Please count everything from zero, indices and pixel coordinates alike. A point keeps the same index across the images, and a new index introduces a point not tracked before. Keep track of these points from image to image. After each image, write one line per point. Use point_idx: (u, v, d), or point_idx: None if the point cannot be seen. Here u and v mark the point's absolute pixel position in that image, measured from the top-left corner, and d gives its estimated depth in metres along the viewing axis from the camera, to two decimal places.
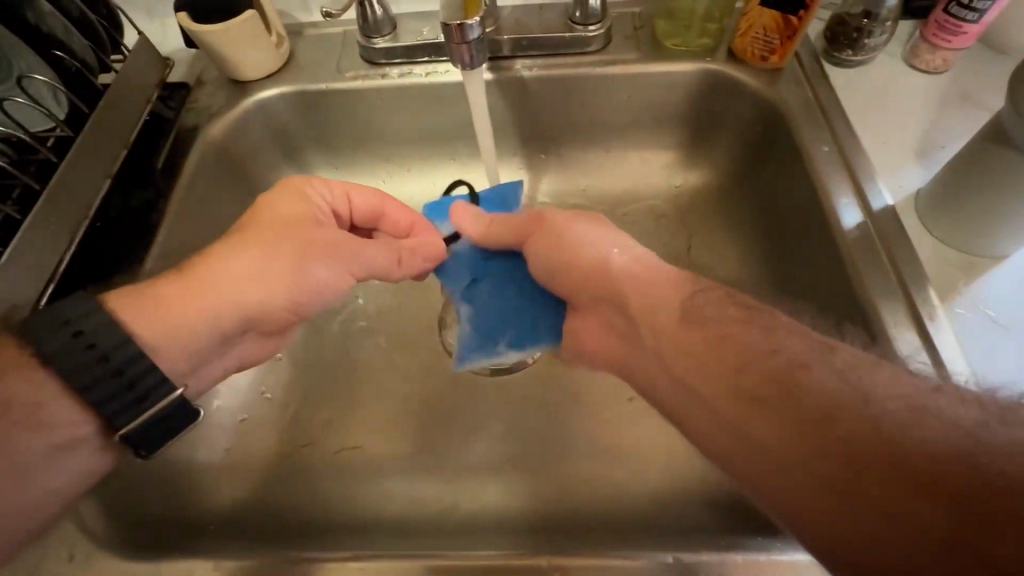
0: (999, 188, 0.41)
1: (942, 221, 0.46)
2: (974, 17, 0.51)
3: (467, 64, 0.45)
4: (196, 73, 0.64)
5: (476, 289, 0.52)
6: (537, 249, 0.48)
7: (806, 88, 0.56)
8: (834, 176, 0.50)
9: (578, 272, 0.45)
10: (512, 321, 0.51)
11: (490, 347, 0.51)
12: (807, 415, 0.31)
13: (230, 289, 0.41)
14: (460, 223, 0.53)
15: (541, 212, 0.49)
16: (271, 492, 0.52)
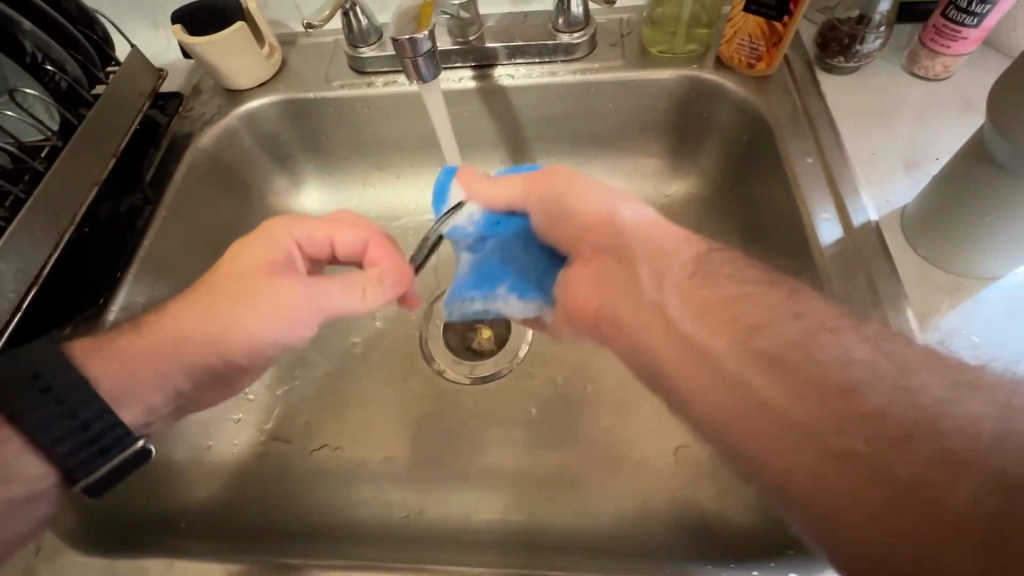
0: (983, 206, 0.39)
1: (926, 240, 0.43)
2: (974, 22, 0.48)
3: (419, 77, 0.47)
4: (192, 81, 0.66)
5: (484, 246, 0.51)
6: (545, 203, 0.47)
7: (795, 96, 0.54)
8: (816, 189, 0.48)
9: (578, 222, 0.44)
10: (513, 270, 0.50)
11: (490, 290, 0.50)
12: (828, 387, 0.30)
13: (170, 349, 0.43)
14: (466, 180, 0.51)
15: (553, 168, 0.47)
16: (244, 493, 0.54)
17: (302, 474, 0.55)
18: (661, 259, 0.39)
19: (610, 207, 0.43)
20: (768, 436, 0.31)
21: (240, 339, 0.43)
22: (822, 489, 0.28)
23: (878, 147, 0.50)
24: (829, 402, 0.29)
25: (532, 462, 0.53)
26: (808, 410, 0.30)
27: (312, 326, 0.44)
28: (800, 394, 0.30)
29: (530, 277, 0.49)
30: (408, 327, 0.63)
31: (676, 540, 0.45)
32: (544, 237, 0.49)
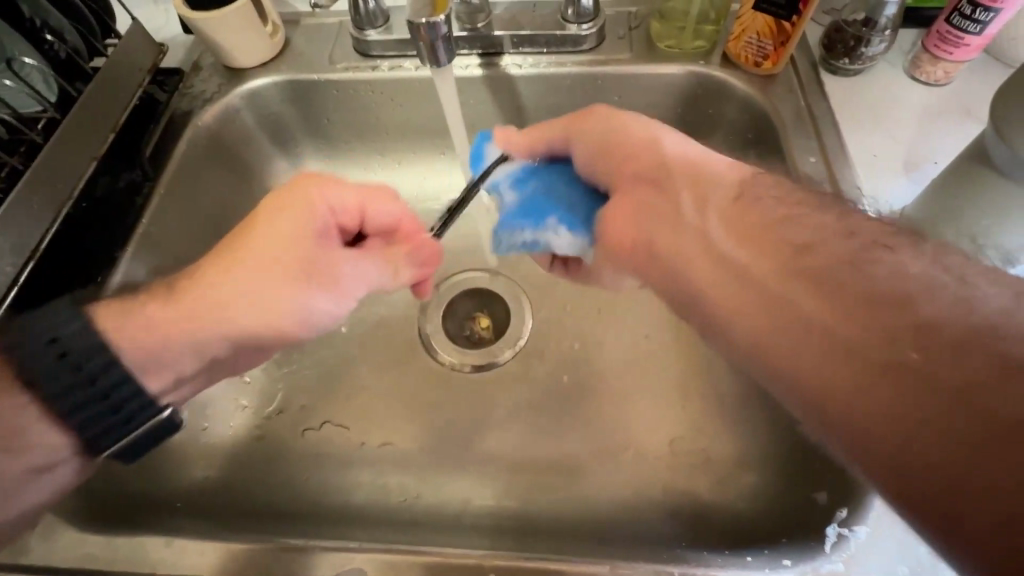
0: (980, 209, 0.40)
1: None
2: (977, 30, 0.48)
3: (434, 60, 0.46)
4: (192, 58, 0.65)
5: (525, 183, 0.50)
6: (586, 136, 0.45)
7: (799, 96, 0.55)
8: (818, 187, 0.49)
9: (625, 152, 0.42)
10: (558, 202, 0.48)
11: (539, 223, 0.48)
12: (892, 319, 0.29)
13: (226, 309, 0.42)
14: (507, 134, 0.51)
15: (594, 106, 0.45)
16: (241, 474, 0.54)
17: (300, 456, 0.55)
18: (703, 183, 0.39)
19: (651, 134, 0.42)
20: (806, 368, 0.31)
21: (288, 308, 0.43)
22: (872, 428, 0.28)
23: (880, 148, 0.51)
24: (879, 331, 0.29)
25: (531, 450, 0.54)
26: (859, 330, 0.30)
27: (353, 299, 0.46)
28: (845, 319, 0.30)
29: (578, 207, 0.47)
30: (408, 313, 0.63)
31: (671, 526, 0.46)
32: (586, 175, 0.47)
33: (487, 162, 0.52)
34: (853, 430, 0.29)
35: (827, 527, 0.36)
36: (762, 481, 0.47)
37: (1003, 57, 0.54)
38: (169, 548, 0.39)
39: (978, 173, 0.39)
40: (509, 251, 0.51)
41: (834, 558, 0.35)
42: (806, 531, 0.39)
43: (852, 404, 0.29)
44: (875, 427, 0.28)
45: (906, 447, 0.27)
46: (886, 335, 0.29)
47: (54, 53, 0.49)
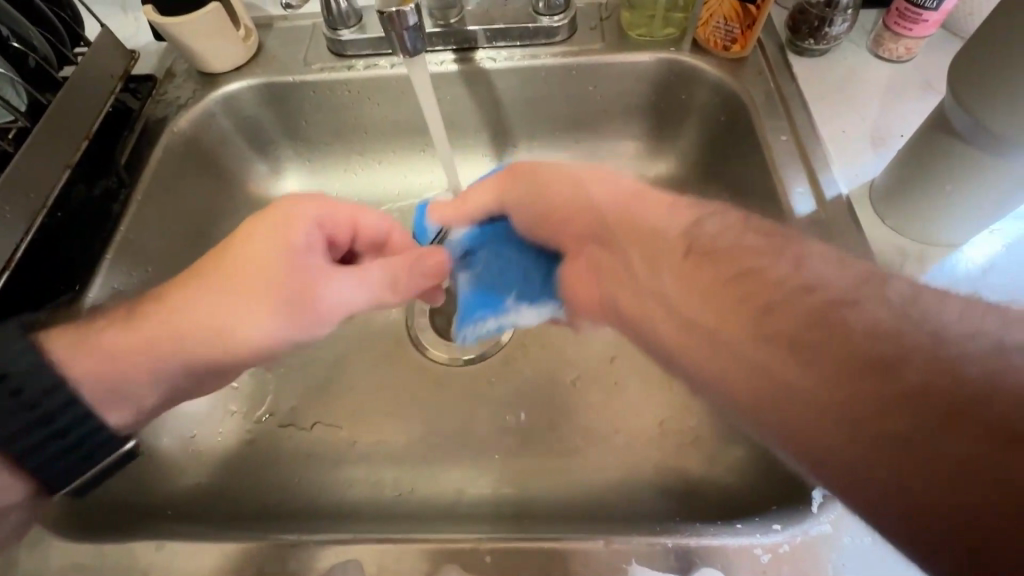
0: (945, 176, 0.41)
1: (895, 211, 0.45)
2: (934, 4, 0.50)
3: (406, 50, 0.47)
4: (166, 65, 0.64)
5: (474, 260, 0.49)
6: (517, 201, 0.46)
7: (768, 78, 0.56)
8: (790, 165, 0.50)
9: (558, 213, 0.45)
10: (516, 278, 0.48)
11: (495, 306, 0.48)
12: (863, 359, 0.28)
13: (194, 334, 0.41)
14: (442, 211, 0.50)
15: (519, 164, 0.47)
16: (232, 480, 0.53)
17: (291, 458, 0.55)
18: (653, 241, 0.40)
19: (574, 184, 0.44)
20: (789, 413, 0.30)
21: (246, 337, 0.42)
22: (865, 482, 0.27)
23: (850, 124, 0.53)
24: (864, 372, 0.28)
25: (524, 439, 0.54)
26: (819, 383, 0.29)
27: (336, 318, 0.44)
28: (827, 373, 0.29)
29: (528, 280, 0.48)
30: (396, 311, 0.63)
31: (665, 505, 0.47)
32: (527, 235, 0.48)
33: (431, 236, 0.53)
34: (852, 466, 0.27)
35: (813, 491, 0.37)
36: (750, 453, 0.48)
37: (962, 32, 0.56)
38: (161, 552, 0.39)
39: (940, 142, 0.40)
40: (478, 335, 0.50)
41: (822, 519, 0.35)
42: (793, 497, 0.40)
43: (846, 436, 0.28)
44: (874, 473, 0.26)
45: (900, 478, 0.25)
46: (874, 395, 0.27)
47: (24, 61, 0.49)
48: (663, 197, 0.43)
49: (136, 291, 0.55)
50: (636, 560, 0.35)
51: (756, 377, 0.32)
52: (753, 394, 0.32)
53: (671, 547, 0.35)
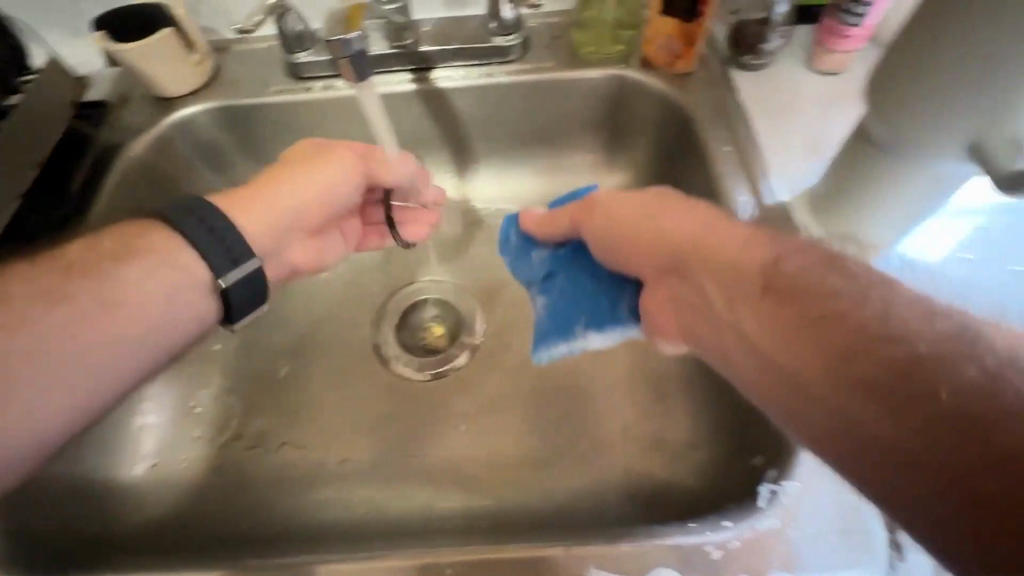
0: (866, 185, 0.44)
1: (828, 216, 0.49)
2: (858, 21, 0.54)
3: (354, 75, 0.47)
4: (119, 90, 0.64)
5: (552, 285, 0.48)
6: (615, 216, 0.42)
7: (712, 92, 0.59)
8: (734, 175, 0.53)
9: (645, 241, 0.40)
10: (587, 304, 0.46)
11: (567, 334, 0.46)
12: (855, 339, 0.28)
13: (262, 202, 0.49)
14: (529, 224, 0.50)
15: (595, 196, 0.45)
16: (197, 509, 0.52)
17: (257, 482, 0.54)
18: (665, 237, 0.39)
19: (680, 221, 0.39)
20: (790, 392, 0.31)
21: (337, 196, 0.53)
22: (867, 447, 0.27)
23: (789, 134, 0.55)
24: (855, 354, 0.28)
25: (492, 451, 0.55)
26: (815, 357, 0.29)
27: (349, 177, 0.53)
28: (825, 353, 0.29)
29: (601, 308, 0.46)
30: (362, 329, 0.63)
31: (629, 509, 0.48)
32: (609, 266, 0.45)
33: (523, 253, 0.50)
34: (851, 434, 0.27)
35: (760, 486, 0.39)
36: (709, 454, 0.49)
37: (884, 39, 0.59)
38: None
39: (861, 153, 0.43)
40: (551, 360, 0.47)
41: (768, 514, 0.37)
42: (744, 494, 0.41)
43: (841, 406, 0.28)
44: (870, 435, 0.26)
45: (893, 439, 0.26)
46: (865, 368, 0.27)
47: None
48: (658, 193, 0.41)
49: None
50: (594, 564, 0.36)
51: (761, 366, 0.32)
52: (759, 377, 0.33)
53: (628, 550, 0.36)
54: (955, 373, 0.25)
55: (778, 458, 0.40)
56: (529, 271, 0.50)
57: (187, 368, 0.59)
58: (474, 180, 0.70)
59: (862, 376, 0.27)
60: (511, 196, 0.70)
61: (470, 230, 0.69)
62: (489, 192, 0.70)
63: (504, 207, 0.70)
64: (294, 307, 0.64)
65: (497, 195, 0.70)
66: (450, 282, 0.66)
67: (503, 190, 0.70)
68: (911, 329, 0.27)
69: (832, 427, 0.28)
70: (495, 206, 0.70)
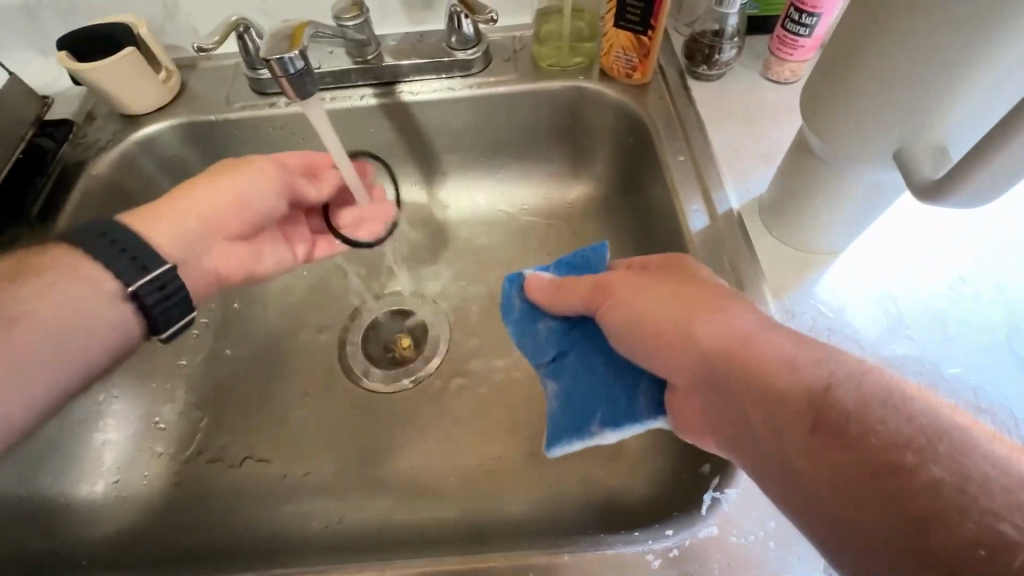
0: (810, 191, 0.44)
1: (778, 223, 0.49)
2: (807, 32, 0.54)
3: (294, 93, 0.48)
4: (85, 108, 0.64)
5: (562, 366, 0.44)
6: (619, 304, 0.39)
7: (668, 102, 0.60)
8: (688, 185, 0.54)
9: (652, 322, 0.37)
10: (602, 394, 0.42)
11: (583, 429, 0.41)
12: (831, 423, 0.27)
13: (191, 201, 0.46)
14: (534, 294, 0.46)
15: (607, 277, 0.41)
16: (156, 525, 0.52)
17: (217, 498, 0.54)
18: (677, 310, 0.36)
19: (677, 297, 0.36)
20: (763, 463, 0.30)
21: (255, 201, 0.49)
22: (825, 532, 0.27)
23: (743, 143, 0.56)
24: (828, 441, 0.27)
25: (453, 462, 0.55)
26: (789, 439, 0.29)
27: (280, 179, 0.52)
28: (798, 434, 0.28)
29: (616, 399, 0.41)
30: (328, 342, 0.63)
31: (585, 518, 0.48)
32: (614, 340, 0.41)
33: (520, 319, 0.47)
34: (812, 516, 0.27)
35: (705, 495, 0.39)
36: (666, 462, 0.49)
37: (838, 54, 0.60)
38: None
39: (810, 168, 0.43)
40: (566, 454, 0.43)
41: (709, 522, 0.37)
42: (692, 502, 0.42)
43: (808, 491, 0.27)
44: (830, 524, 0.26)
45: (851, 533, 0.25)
46: (834, 456, 0.27)
47: None
48: (688, 268, 0.39)
49: None
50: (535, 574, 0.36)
51: (739, 437, 0.32)
52: (736, 445, 0.32)
53: (570, 560, 0.36)
54: (922, 473, 0.24)
55: (723, 465, 0.40)
56: (528, 346, 0.46)
57: (151, 383, 0.59)
58: (441, 192, 0.71)
59: (828, 462, 0.27)
60: (478, 206, 0.70)
61: (437, 242, 0.69)
62: (456, 203, 0.70)
63: (471, 217, 0.70)
64: (261, 322, 0.64)
65: (464, 206, 0.71)
66: (416, 293, 0.67)
67: (470, 201, 0.70)
68: (877, 402, 0.27)
69: (797, 506, 0.28)
70: (462, 216, 0.70)
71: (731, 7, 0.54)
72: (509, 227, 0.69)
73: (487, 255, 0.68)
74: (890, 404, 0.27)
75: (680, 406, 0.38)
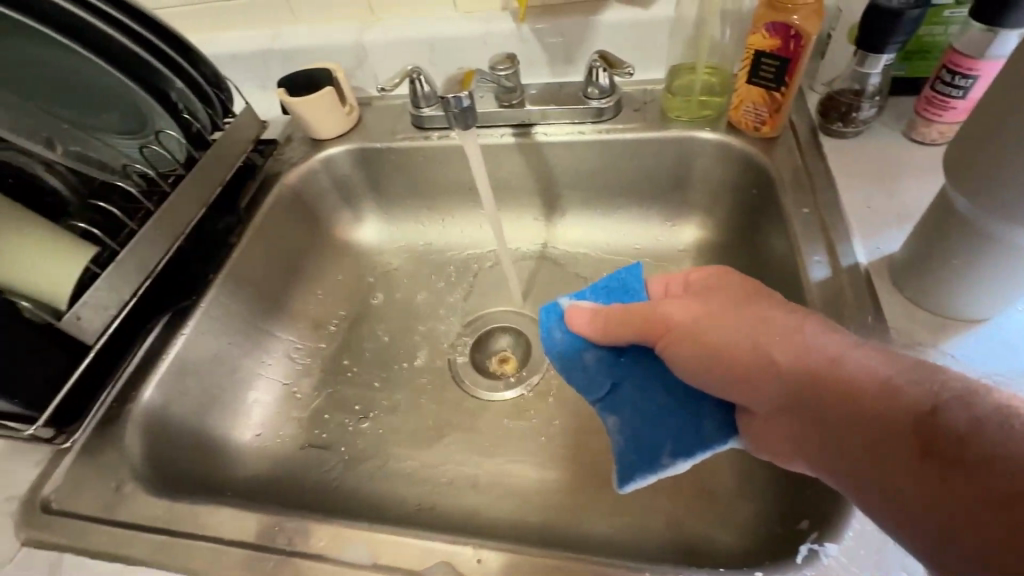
0: (948, 248, 0.42)
1: (913, 280, 0.46)
2: (960, 94, 0.53)
3: (462, 124, 0.56)
4: (286, 132, 0.80)
5: (618, 398, 0.46)
6: (680, 338, 0.40)
7: (797, 156, 0.60)
8: (809, 237, 0.53)
9: (726, 353, 0.38)
10: (669, 426, 0.44)
11: (654, 464, 0.43)
12: (944, 452, 0.27)
13: None
14: (576, 326, 0.48)
15: (655, 310, 0.42)
16: (286, 476, 0.61)
17: (335, 467, 0.62)
18: (759, 342, 0.37)
19: (756, 322, 0.37)
20: (876, 491, 0.30)
21: None
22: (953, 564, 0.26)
23: (875, 201, 0.54)
24: (945, 470, 0.27)
25: (541, 473, 0.58)
26: (900, 467, 0.29)
27: None
28: (908, 461, 0.29)
29: (683, 428, 0.43)
30: (442, 346, 0.71)
31: (668, 553, 0.48)
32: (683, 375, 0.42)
33: (566, 350, 0.48)
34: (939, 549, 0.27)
35: (802, 546, 0.38)
36: (759, 512, 0.48)
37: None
38: (220, 515, 0.46)
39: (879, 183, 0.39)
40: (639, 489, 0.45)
41: (805, 572, 0.36)
42: (786, 553, 0.40)
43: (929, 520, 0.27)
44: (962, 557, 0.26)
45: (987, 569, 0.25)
46: (952, 484, 0.27)
47: (188, 127, 0.65)
48: (760, 293, 0.40)
49: (233, 307, 0.66)
50: None
51: (846, 464, 0.32)
52: (841, 472, 0.33)
53: None
54: None
55: (824, 520, 0.39)
56: (577, 379, 0.48)
57: (296, 358, 0.70)
58: (558, 225, 0.77)
59: (945, 491, 0.27)
60: (592, 242, 0.75)
61: (550, 270, 0.75)
62: (571, 237, 0.76)
63: (584, 252, 0.75)
64: (390, 322, 0.74)
65: (578, 240, 0.76)
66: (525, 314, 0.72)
67: (585, 237, 0.76)
68: (992, 424, 0.27)
69: (917, 535, 0.28)
70: (575, 250, 0.75)
71: (872, 67, 0.55)
72: (618, 264, 0.73)
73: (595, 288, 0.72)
74: (1009, 426, 0.26)
75: (758, 431, 0.39)
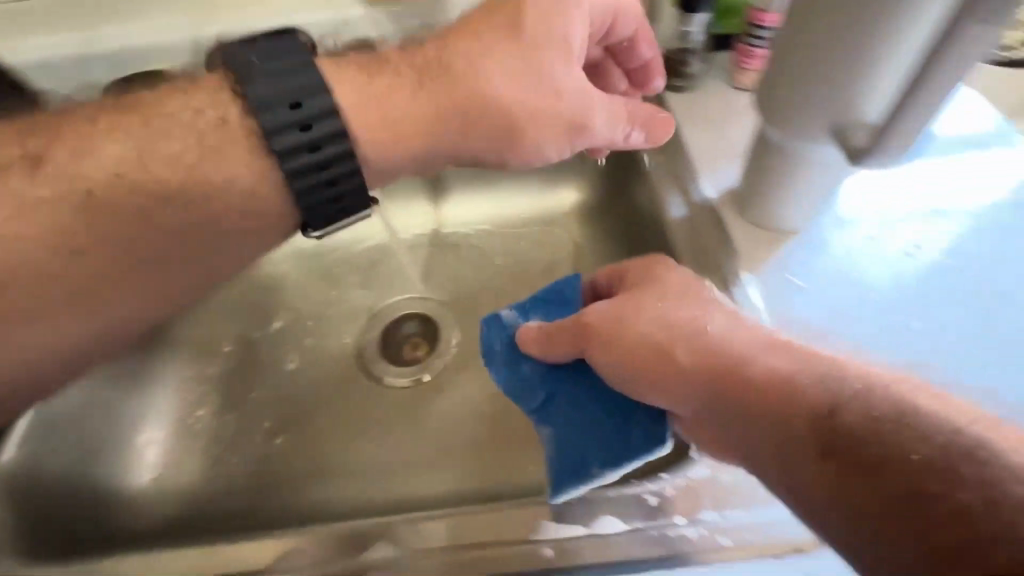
0: (769, 173, 0.50)
1: (749, 208, 0.54)
2: (761, 43, 0.62)
3: None
4: None
5: (552, 409, 0.45)
6: (618, 343, 0.41)
7: (648, 112, 0.66)
8: (667, 183, 0.60)
9: (661, 355, 0.40)
10: (598, 437, 0.43)
11: (584, 472, 0.41)
12: (863, 448, 0.32)
13: None
14: (522, 333, 0.46)
15: (589, 319, 0.43)
16: (200, 510, 0.58)
17: (253, 490, 0.59)
18: (685, 345, 0.39)
19: (679, 331, 0.40)
20: (797, 477, 0.34)
21: None
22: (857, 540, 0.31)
23: (714, 141, 0.62)
24: (857, 460, 0.32)
25: (467, 445, 0.60)
26: (821, 456, 0.33)
27: None
28: (824, 453, 0.33)
29: (611, 437, 0.42)
30: (347, 346, 0.69)
31: None
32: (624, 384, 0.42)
33: (504, 358, 0.47)
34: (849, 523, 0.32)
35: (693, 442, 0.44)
36: None
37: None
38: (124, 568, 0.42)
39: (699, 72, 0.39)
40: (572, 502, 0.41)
41: (699, 464, 0.42)
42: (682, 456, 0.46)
43: (842, 504, 0.32)
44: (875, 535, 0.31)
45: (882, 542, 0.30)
46: (867, 473, 0.31)
47: None
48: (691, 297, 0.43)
49: None
50: (545, 516, 0.41)
51: (765, 449, 0.36)
52: (761, 461, 0.36)
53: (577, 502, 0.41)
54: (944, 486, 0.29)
55: None
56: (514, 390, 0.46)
57: (187, 388, 0.65)
58: (446, 206, 0.77)
59: (863, 476, 0.32)
60: (480, 218, 0.77)
61: (445, 251, 0.75)
62: (459, 215, 0.77)
63: (474, 228, 0.76)
64: (288, 332, 0.70)
65: (467, 217, 0.77)
66: (427, 298, 0.72)
67: (473, 214, 0.77)
68: (887, 419, 0.33)
69: (831, 514, 0.32)
70: (464, 227, 0.77)
71: (693, 23, 0.63)
72: (509, 234, 0.76)
73: (491, 260, 0.74)
74: (899, 421, 0.32)
75: (688, 426, 0.41)
